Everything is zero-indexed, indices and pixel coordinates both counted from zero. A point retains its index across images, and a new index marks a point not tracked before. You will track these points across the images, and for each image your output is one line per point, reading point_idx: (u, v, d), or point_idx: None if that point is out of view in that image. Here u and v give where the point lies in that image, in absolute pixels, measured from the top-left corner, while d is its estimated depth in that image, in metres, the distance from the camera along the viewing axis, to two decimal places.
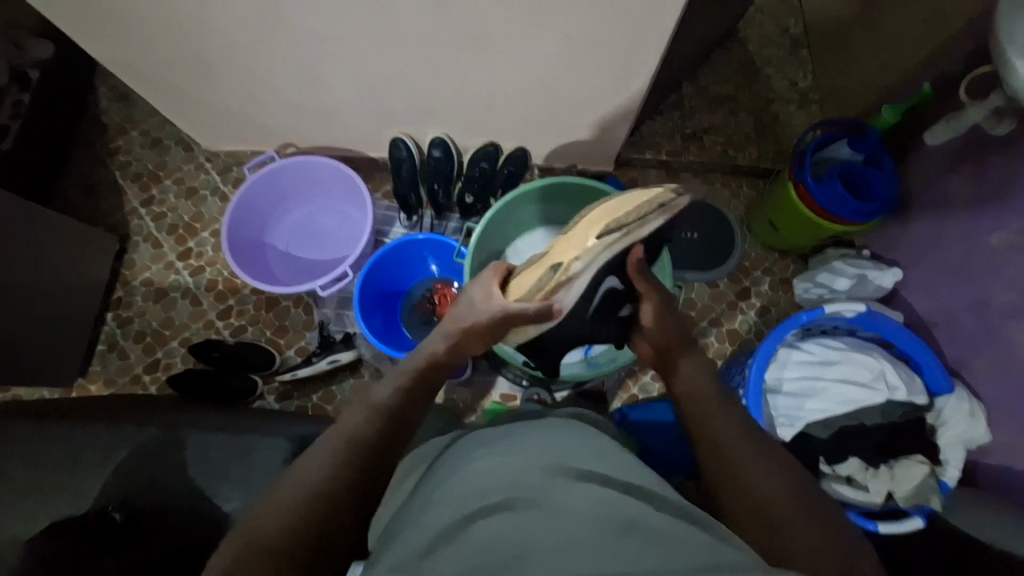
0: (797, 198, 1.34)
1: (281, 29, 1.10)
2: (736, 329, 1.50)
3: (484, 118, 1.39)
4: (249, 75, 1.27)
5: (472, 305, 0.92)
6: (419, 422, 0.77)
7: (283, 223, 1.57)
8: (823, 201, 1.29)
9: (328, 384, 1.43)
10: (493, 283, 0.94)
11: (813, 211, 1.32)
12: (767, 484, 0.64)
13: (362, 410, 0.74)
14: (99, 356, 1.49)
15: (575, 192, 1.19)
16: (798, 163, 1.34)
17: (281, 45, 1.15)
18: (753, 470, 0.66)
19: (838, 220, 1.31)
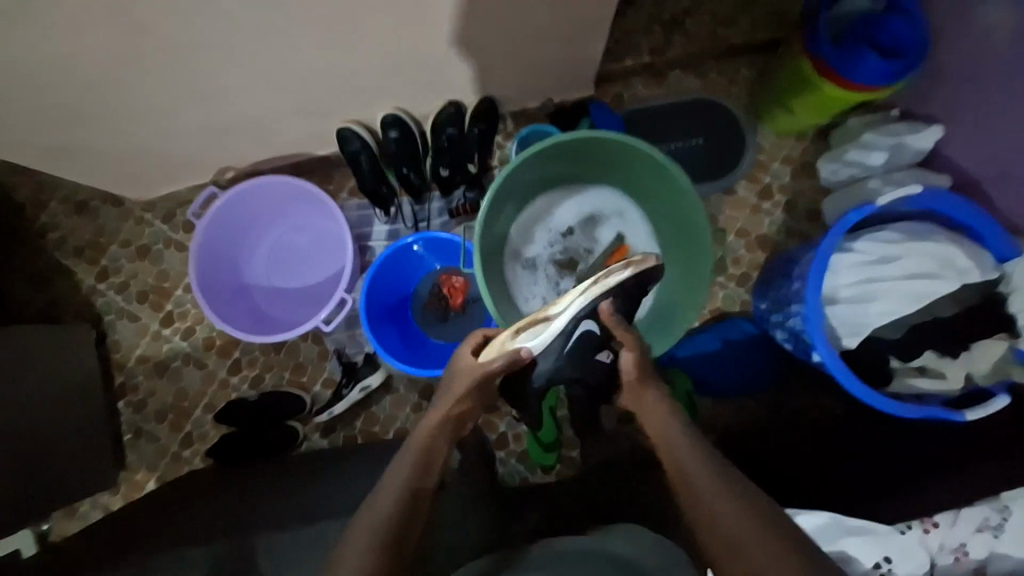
0: (812, 70, 1.18)
1: (166, 49, 0.88)
2: (767, 233, 1.39)
3: (437, 79, 1.18)
4: (152, 111, 1.06)
5: (452, 371, 0.89)
6: (415, 522, 0.74)
7: (255, 258, 1.38)
8: (854, 76, 1.13)
9: (367, 409, 1.38)
10: (468, 349, 0.90)
11: (845, 88, 1.16)
12: (733, 518, 0.67)
13: (378, 512, 0.73)
14: (131, 445, 1.44)
15: (577, 144, 1.01)
16: (813, 40, 1.16)
17: (173, 67, 0.93)
18: (721, 505, 0.69)
19: (875, 89, 1.16)
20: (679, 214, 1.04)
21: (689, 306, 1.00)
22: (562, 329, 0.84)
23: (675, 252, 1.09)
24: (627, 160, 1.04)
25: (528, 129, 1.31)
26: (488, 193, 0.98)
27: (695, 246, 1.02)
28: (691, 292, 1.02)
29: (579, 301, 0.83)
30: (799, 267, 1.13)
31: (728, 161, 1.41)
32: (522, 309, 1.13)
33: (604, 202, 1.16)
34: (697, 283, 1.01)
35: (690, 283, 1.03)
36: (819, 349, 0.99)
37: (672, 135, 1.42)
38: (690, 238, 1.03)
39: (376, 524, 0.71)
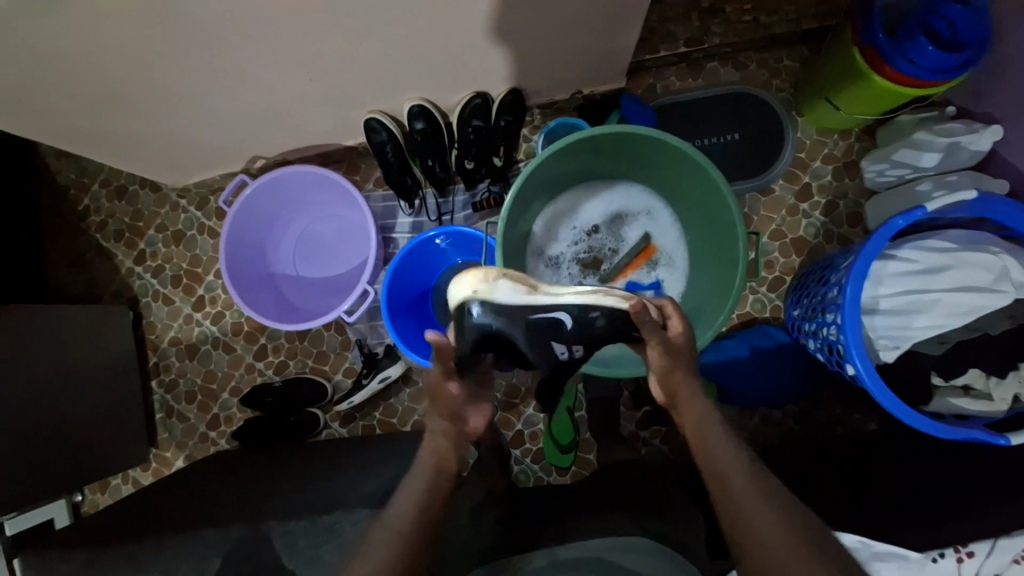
0: (864, 63, 1.11)
1: (193, 40, 0.89)
2: (803, 236, 1.33)
3: (463, 70, 1.16)
4: (183, 100, 1.08)
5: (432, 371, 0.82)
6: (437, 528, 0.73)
7: (282, 246, 1.41)
8: (927, 72, 1.05)
9: (386, 400, 1.40)
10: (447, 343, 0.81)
11: (915, 86, 1.09)
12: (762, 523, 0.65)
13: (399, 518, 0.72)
14: (162, 423, 1.51)
15: (606, 140, 0.97)
16: (874, 41, 1.07)
17: (202, 59, 0.94)
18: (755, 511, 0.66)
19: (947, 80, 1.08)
20: (712, 214, 0.98)
21: (715, 313, 0.96)
22: (539, 304, 0.75)
23: (706, 255, 1.04)
24: (659, 157, 1.00)
25: (555, 122, 1.29)
26: (513, 187, 0.96)
27: (727, 250, 0.96)
28: (718, 299, 0.97)
29: (572, 295, 0.75)
30: (837, 274, 1.07)
31: (765, 158, 1.34)
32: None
33: (632, 200, 1.12)
34: (725, 289, 0.95)
35: (718, 288, 0.98)
36: (854, 359, 0.94)
37: (706, 130, 1.36)
38: (722, 241, 0.98)
39: (395, 520, 0.72)
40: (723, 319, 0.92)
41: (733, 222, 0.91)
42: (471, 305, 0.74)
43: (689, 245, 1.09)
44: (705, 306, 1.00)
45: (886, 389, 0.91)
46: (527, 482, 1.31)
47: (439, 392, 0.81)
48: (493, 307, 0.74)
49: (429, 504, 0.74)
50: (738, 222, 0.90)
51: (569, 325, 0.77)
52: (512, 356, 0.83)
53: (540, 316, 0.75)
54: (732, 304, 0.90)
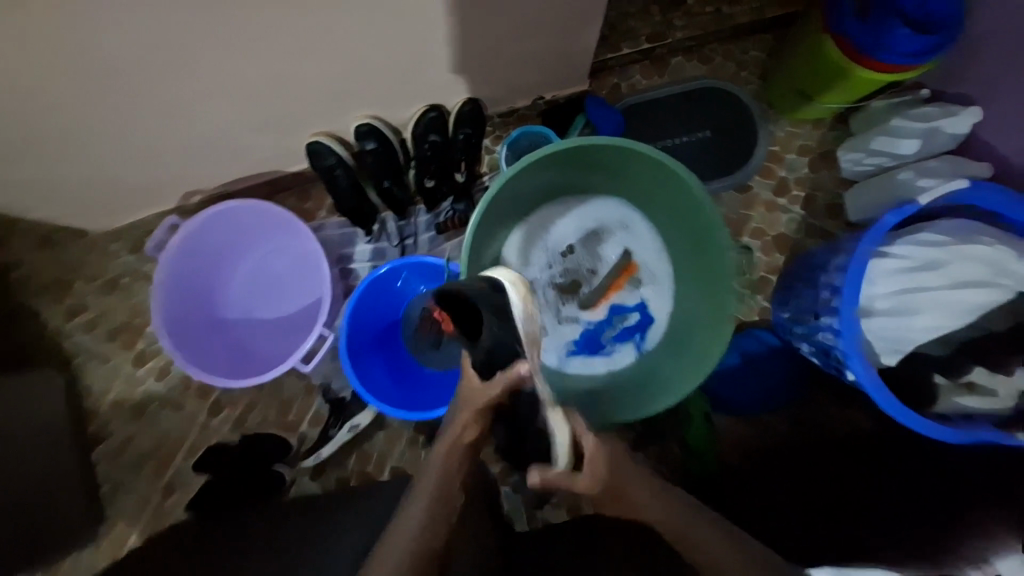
0: (846, 58, 1.06)
1: (90, 54, 0.78)
2: (784, 233, 1.27)
3: (414, 83, 1.05)
4: (90, 130, 0.94)
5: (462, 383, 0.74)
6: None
7: (230, 288, 1.24)
8: (917, 54, 1.00)
9: (359, 446, 1.29)
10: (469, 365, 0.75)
11: (907, 70, 1.03)
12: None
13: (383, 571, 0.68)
14: (110, 495, 1.35)
15: (574, 155, 0.89)
16: (858, 36, 1.02)
17: (104, 78, 0.83)
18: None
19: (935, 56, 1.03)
20: (692, 228, 0.91)
21: (708, 335, 0.89)
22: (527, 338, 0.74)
23: (690, 270, 0.97)
24: (632, 168, 0.92)
25: (519, 131, 1.19)
26: (477, 209, 0.86)
27: (710, 266, 0.90)
28: (710, 319, 0.90)
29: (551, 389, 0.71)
30: (828, 277, 1.02)
31: (741, 155, 1.28)
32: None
33: (607, 214, 1.04)
34: (714, 309, 0.88)
35: (707, 307, 0.91)
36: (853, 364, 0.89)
37: (677, 129, 1.29)
38: (705, 256, 0.91)
39: (399, 548, 0.69)
40: (719, 342, 0.85)
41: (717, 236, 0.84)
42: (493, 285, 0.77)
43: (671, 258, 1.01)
44: (697, 326, 0.93)
45: (885, 392, 0.88)
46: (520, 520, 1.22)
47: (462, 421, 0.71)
48: (505, 305, 0.75)
49: (432, 538, 0.70)
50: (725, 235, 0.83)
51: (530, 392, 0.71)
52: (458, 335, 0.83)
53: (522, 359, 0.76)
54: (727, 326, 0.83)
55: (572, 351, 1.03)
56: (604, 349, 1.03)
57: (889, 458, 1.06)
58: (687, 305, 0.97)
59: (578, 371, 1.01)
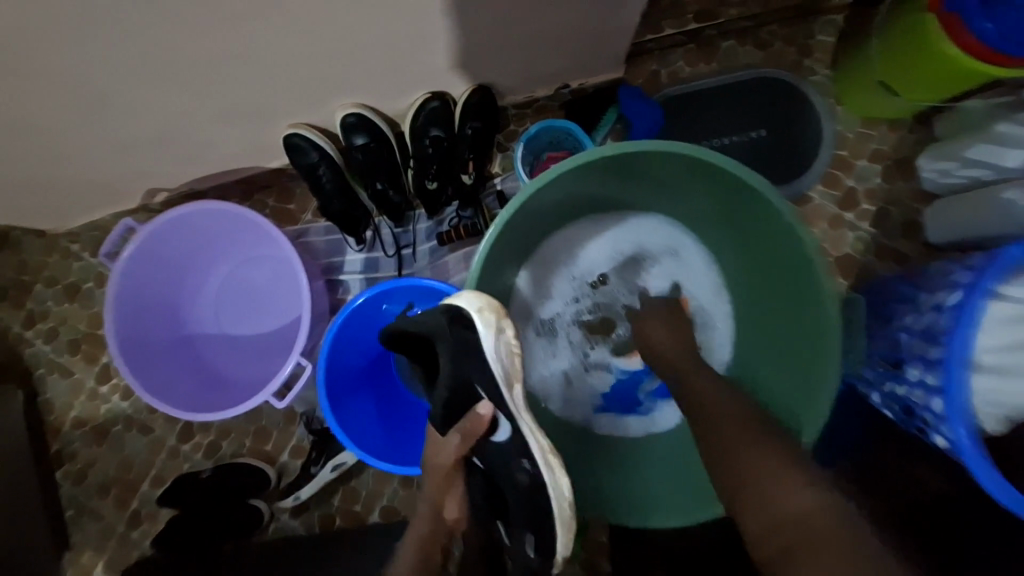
0: (986, 64, 0.83)
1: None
2: (848, 254, 1.08)
3: (415, 63, 0.86)
4: (16, 98, 0.76)
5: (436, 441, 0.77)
6: None
7: (200, 301, 1.10)
8: None
9: (345, 482, 1.14)
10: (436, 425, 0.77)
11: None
12: None
13: None
14: (70, 526, 1.19)
15: (628, 165, 0.74)
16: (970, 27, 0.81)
17: (19, 37, 0.65)
18: None
19: None
20: (770, 263, 0.76)
21: (792, 395, 0.75)
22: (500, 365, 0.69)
23: (759, 307, 0.83)
24: (698, 183, 0.76)
25: (539, 125, 1.00)
26: (500, 214, 0.70)
27: (794, 314, 0.74)
28: (793, 380, 0.75)
29: (531, 437, 0.69)
30: (919, 318, 0.85)
31: (800, 160, 1.08)
32: (537, 388, 0.89)
33: (652, 236, 0.89)
34: (801, 368, 0.73)
35: (790, 364, 0.76)
36: (955, 426, 0.72)
37: (727, 126, 1.08)
38: (786, 302, 0.76)
39: None
40: (811, 411, 0.70)
41: (814, 280, 0.68)
42: (463, 317, 0.70)
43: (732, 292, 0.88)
44: (775, 382, 0.78)
45: (990, 466, 0.70)
46: None
47: (437, 479, 0.75)
48: (473, 346, 0.70)
49: None
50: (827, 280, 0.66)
51: (499, 441, 0.72)
52: (425, 360, 0.79)
53: (505, 407, 0.69)
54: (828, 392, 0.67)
55: (599, 407, 0.90)
56: (638, 408, 0.90)
57: None
58: (756, 348, 0.84)
59: (607, 429, 0.89)
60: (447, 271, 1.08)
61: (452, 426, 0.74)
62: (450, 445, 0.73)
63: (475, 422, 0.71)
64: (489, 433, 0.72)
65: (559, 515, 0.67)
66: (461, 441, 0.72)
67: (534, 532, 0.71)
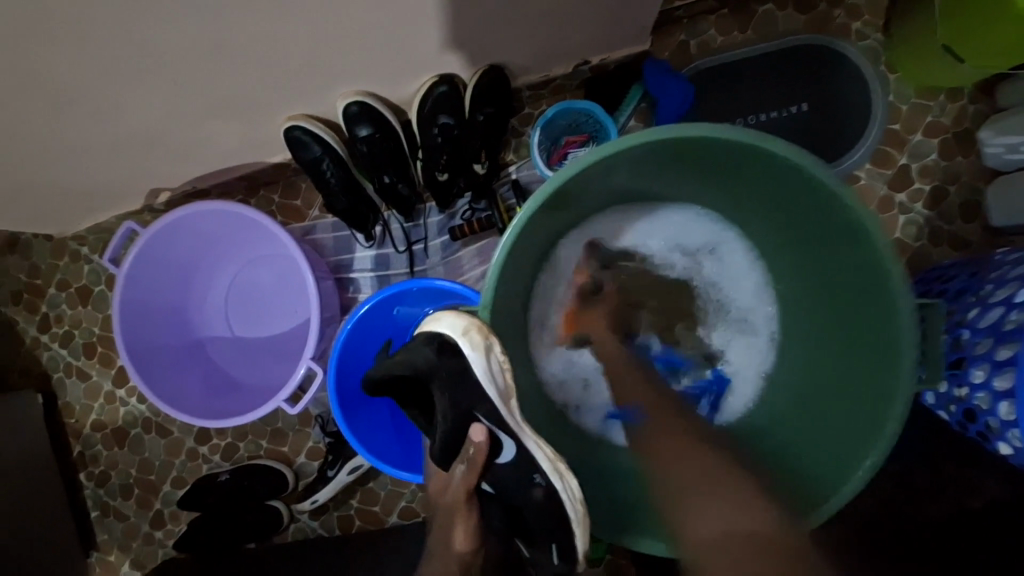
0: None
1: None
2: (900, 239, 0.98)
3: (420, 44, 0.78)
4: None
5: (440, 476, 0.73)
6: None
7: (208, 304, 1.07)
8: None
9: (364, 484, 1.11)
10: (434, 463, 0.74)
11: None
12: None
13: None
14: (98, 525, 1.20)
15: (666, 156, 0.66)
16: None
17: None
18: None
19: None
20: (826, 261, 0.69)
21: (847, 408, 0.68)
22: (493, 382, 0.65)
23: (809, 309, 0.76)
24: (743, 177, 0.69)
25: (557, 107, 0.92)
26: (520, 212, 0.64)
27: (855, 317, 0.67)
28: (855, 391, 0.68)
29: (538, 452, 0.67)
30: (982, 313, 0.76)
31: (845, 137, 0.97)
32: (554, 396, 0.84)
33: (686, 232, 0.83)
34: (866, 378, 0.66)
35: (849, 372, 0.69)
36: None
37: (764, 102, 0.98)
38: (842, 307, 0.69)
39: None
40: (877, 427, 0.62)
41: (882, 285, 0.61)
42: (449, 347, 0.65)
43: (778, 292, 0.81)
44: (830, 391, 0.72)
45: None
46: None
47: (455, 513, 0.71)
48: (465, 369, 0.65)
49: None
50: (898, 283, 0.59)
51: (503, 463, 0.69)
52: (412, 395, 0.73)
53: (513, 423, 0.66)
54: (899, 407, 0.60)
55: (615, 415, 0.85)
56: None
57: None
58: (803, 353, 0.78)
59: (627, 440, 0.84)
60: (461, 267, 1.03)
61: (455, 459, 0.70)
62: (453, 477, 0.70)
63: (475, 450, 0.67)
64: (492, 459, 0.69)
65: (574, 516, 0.66)
66: (465, 474, 0.69)
67: (558, 540, 0.69)
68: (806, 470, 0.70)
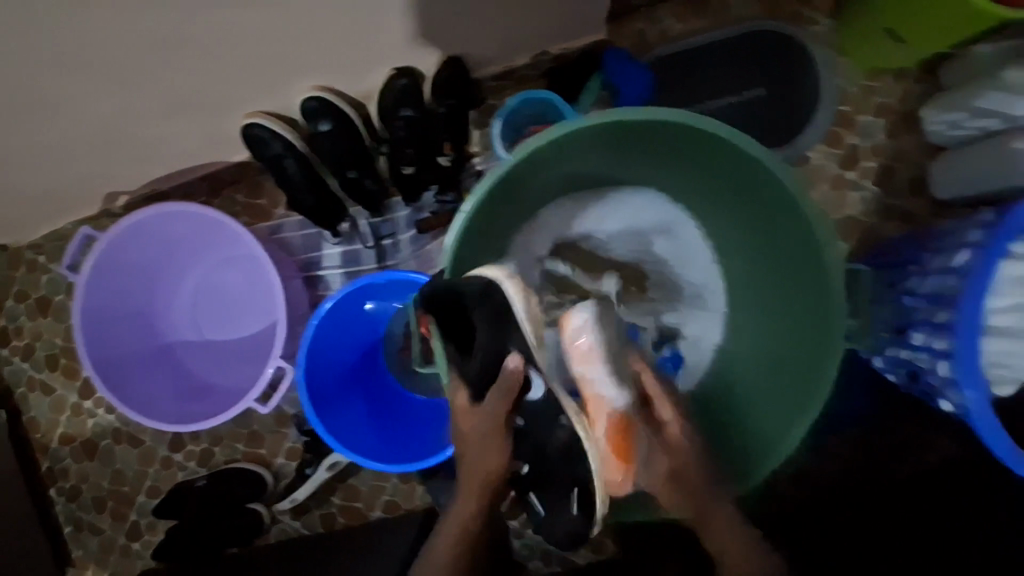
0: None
1: None
2: (852, 216, 1.03)
3: (376, 37, 0.78)
4: None
5: (467, 407, 0.68)
6: None
7: (174, 309, 1.04)
8: None
9: (344, 480, 1.11)
10: (461, 393, 0.69)
11: None
12: None
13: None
14: (72, 541, 1.18)
15: (610, 139, 0.69)
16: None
17: None
18: None
19: None
20: (769, 235, 0.72)
21: (792, 378, 0.72)
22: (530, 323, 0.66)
23: (757, 284, 0.79)
24: (686, 156, 0.71)
25: (520, 97, 0.93)
26: (469, 199, 0.66)
27: (796, 289, 0.70)
28: (800, 357, 0.71)
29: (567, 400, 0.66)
30: (924, 281, 0.81)
31: (797, 119, 1.01)
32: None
33: (643, 215, 0.84)
34: (810, 345, 0.69)
35: (796, 340, 0.72)
36: (963, 390, 0.70)
37: (720, 87, 1.01)
38: (786, 278, 0.73)
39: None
40: (815, 391, 0.66)
41: (818, 255, 0.65)
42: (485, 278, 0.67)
43: (730, 269, 0.83)
44: (777, 358, 0.75)
45: (998, 430, 0.69)
46: (537, 565, 1.03)
47: (487, 445, 0.68)
48: (503, 308, 0.66)
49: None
50: (830, 250, 0.63)
51: (534, 399, 0.68)
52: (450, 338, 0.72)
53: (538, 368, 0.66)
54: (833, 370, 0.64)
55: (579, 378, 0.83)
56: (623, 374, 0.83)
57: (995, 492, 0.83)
58: (753, 328, 0.80)
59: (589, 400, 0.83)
60: (431, 260, 1.03)
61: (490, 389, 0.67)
62: (489, 406, 0.66)
63: (513, 377, 0.65)
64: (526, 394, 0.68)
65: (599, 474, 0.63)
66: (500, 403, 0.66)
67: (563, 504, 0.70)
68: (757, 434, 0.74)
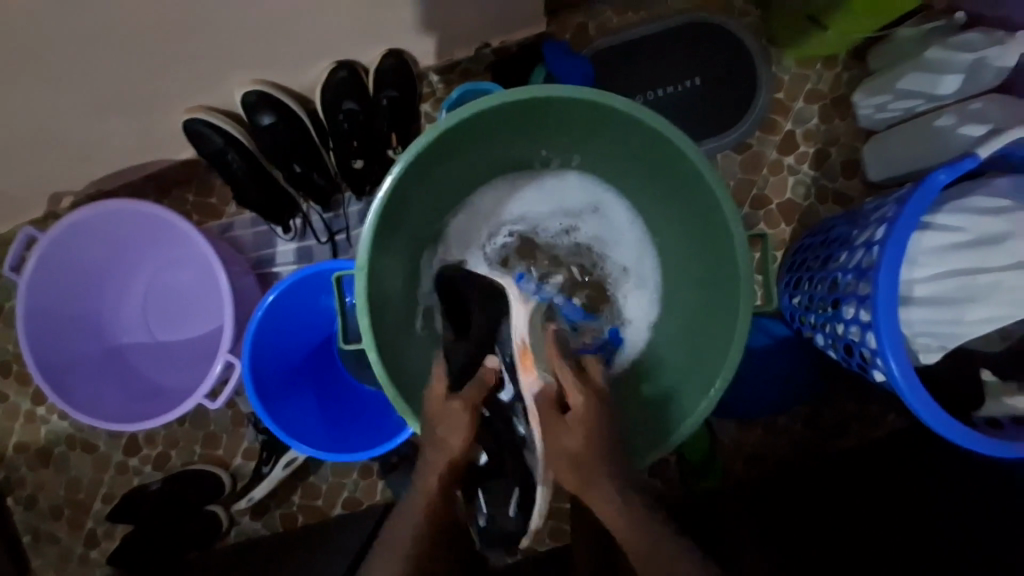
0: None
1: None
2: (792, 198, 1.06)
3: (313, 31, 0.80)
4: None
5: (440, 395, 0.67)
6: None
7: (125, 311, 1.04)
8: None
9: (305, 477, 1.10)
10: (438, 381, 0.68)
11: None
12: None
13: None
14: (26, 553, 1.14)
15: (526, 117, 0.71)
16: None
17: None
18: None
19: None
20: (684, 208, 0.75)
21: (705, 347, 0.74)
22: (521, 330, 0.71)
23: (680, 259, 0.82)
24: (602, 135, 0.74)
25: (461, 89, 0.94)
26: (387, 180, 0.67)
27: (710, 259, 0.74)
28: (713, 324, 0.74)
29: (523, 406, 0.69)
30: (851, 256, 0.83)
31: (734, 107, 1.05)
32: None
33: (571, 194, 0.87)
34: (720, 316, 0.72)
35: (710, 313, 0.75)
36: (886, 359, 0.72)
37: (659, 77, 1.04)
38: (702, 250, 0.75)
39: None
40: (724, 356, 0.69)
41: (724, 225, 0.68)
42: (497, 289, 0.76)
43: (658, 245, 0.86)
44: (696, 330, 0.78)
45: (922, 394, 0.71)
46: None
47: (452, 423, 0.66)
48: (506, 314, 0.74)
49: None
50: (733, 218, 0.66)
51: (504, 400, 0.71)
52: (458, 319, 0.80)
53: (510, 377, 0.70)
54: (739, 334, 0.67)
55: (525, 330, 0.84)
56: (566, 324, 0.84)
57: (930, 456, 0.85)
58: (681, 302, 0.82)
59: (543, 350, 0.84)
60: None
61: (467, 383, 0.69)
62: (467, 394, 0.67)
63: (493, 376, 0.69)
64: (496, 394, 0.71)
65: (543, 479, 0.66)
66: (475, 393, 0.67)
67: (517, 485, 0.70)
68: (674, 412, 0.75)
